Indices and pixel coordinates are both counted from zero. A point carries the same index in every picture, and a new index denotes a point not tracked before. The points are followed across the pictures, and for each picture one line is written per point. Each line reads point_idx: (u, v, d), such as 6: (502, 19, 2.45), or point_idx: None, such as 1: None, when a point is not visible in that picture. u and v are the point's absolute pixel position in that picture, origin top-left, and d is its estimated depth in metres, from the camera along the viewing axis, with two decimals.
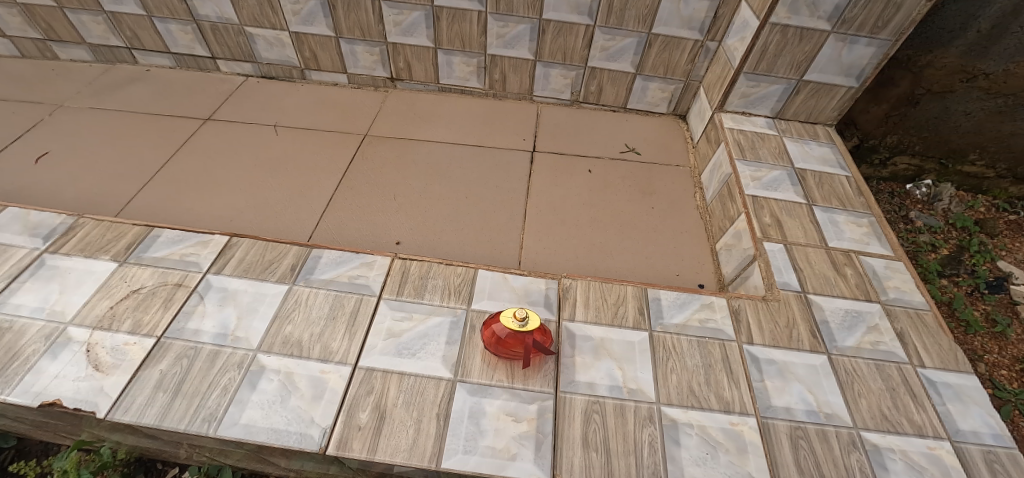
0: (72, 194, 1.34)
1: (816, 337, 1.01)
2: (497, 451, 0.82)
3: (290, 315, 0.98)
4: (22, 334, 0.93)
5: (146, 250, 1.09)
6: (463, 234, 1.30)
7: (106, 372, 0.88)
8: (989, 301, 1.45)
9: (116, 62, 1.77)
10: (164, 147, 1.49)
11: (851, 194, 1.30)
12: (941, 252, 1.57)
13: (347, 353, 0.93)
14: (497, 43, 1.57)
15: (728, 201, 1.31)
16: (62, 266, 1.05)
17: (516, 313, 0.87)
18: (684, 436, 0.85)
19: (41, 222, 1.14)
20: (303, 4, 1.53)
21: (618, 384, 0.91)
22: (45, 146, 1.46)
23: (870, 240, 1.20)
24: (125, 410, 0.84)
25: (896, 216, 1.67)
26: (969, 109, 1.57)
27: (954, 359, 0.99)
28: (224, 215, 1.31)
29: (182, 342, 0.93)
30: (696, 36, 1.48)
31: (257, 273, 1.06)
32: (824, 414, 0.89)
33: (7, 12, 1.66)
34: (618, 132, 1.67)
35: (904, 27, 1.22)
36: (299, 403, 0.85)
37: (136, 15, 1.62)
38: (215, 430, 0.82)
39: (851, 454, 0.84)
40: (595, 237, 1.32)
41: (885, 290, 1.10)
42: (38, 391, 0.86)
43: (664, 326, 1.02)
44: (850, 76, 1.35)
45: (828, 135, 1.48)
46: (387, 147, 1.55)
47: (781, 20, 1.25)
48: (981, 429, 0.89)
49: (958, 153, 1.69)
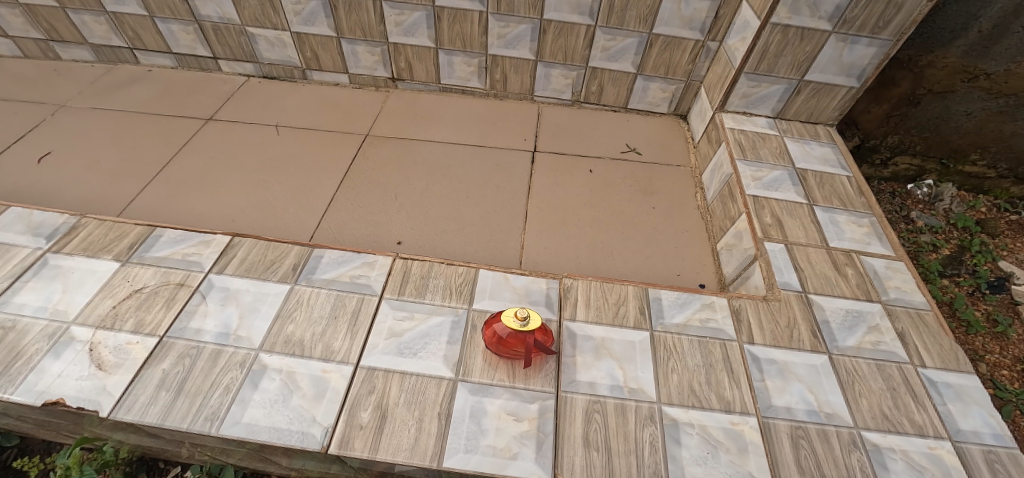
0: (74, 194, 1.34)
1: (817, 336, 1.01)
2: (498, 450, 0.82)
3: (292, 315, 0.98)
4: (25, 334, 0.93)
5: (148, 250, 1.09)
6: (464, 234, 1.31)
7: (109, 371, 0.89)
8: (990, 301, 1.44)
9: (118, 62, 1.78)
10: (165, 147, 1.49)
11: (852, 194, 1.30)
12: (942, 252, 1.57)
13: (348, 353, 0.93)
14: (498, 43, 1.57)
15: (728, 201, 1.31)
16: (65, 265, 1.05)
17: (517, 312, 0.87)
18: (684, 436, 0.85)
19: (43, 222, 1.14)
20: (305, 4, 1.54)
21: (619, 384, 0.91)
22: (47, 146, 1.47)
23: (871, 240, 1.20)
24: (128, 409, 0.84)
25: (897, 216, 1.67)
26: (970, 109, 1.57)
27: (955, 359, 0.99)
28: (226, 215, 1.32)
29: (184, 341, 0.93)
30: (697, 36, 1.48)
31: (258, 272, 1.06)
32: (825, 413, 0.89)
33: (10, 12, 1.66)
34: (618, 132, 1.67)
35: (904, 27, 1.22)
36: (300, 403, 0.86)
37: (138, 15, 1.62)
38: (217, 429, 0.82)
39: (852, 454, 0.84)
40: (595, 237, 1.33)
41: (886, 290, 1.10)
42: (41, 390, 0.86)
43: (665, 326, 1.02)
44: (851, 76, 1.35)
45: (829, 135, 1.48)
46: (388, 147, 1.55)
47: (782, 20, 1.25)
48: (981, 429, 0.89)
49: (959, 153, 1.68)
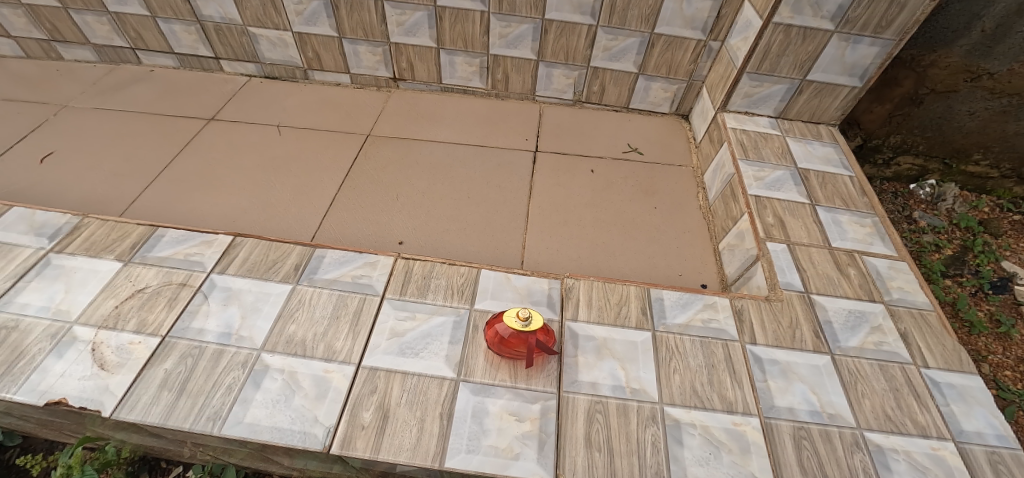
0: (77, 194, 1.34)
1: (820, 337, 1.01)
2: (500, 451, 0.82)
3: (294, 315, 0.98)
4: (28, 333, 0.94)
5: (150, 250, 1.10)
6: (466, 234, 1.31)
7: (111, 370, 0.89)
8: (994, 301, 1.44)
9: (120, 62, 1.78)
10: (167, 147, 1.49)
11: (854, 194, 1.30)
12: (944, 252, 1.56)
13: (350, 353, 0.93)
14: (499, 43, 1.57)
15: (730, 201, 1.31)
16: (67, 265, 1.06)
17: (518, 312, 0.87)
18: (686, 436, 0.85)
19: (46, 221, 1.15)
20: (306, 5, 1.54)
21: (621, 384, 0.91)
22: (50, 146, 1.47)
23: (873, 240, 1.20)
24: (131, 408, 0.84)
25: (899, 216, 1.67)
26: (973, 108, 1.57)
27: (958, 360, 0.99)
28: (227, 215, 1.32)
29: (186, 341, 0.93)
30: (699, 36, 1.48)
31: (261, 272, 1.06)
32: (828, 414, 0.89)
33: (12, 12, 1.67)
34: (620, 132, 1.67)
35: (907, 27, 1.21)
36: (302, 403, 0.86)
37: (140, 15, 1.62)
38: (219, 429, 0.82)
39: (855, 455, 0.84)
40: (597, 237, 1.33)
41: (889, 291, 1.09)
42: (44, 389, 0.86)
43: (667, 326, 1.02)
44: (853, 76, 1.35)
45: (831, 135, 1.47)
46: (390, 147, 1.55)
47: (784, 20, 1.25)
48: (985, 430, 0.89)
49: (962, 153, 1.68)
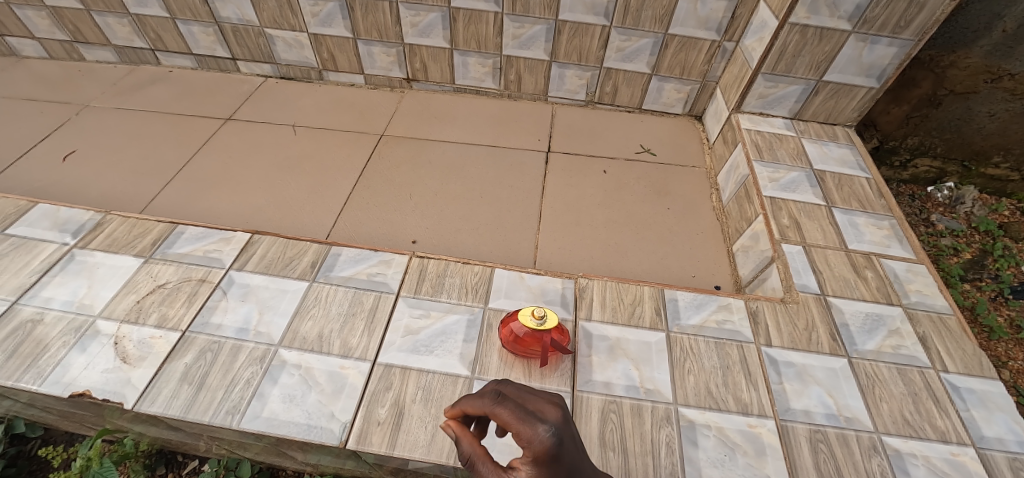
0: (99, 192, 1.37)
1: (836, 339, 1.00)
2: (514, 449, 0.82)
3: (310, 311, 1.00)
4: (53, 327, 0.96)
5: (170, 247, 1.11)
6: (478, 234, 1.31)
7: (133, 364, 0.91)
8: (1014, 307, 1.41)
9: (140, 63, 1.81)
10: (186, 146, 1.52)
11: (871, 196, 1.28)
12: (963, 256, 1.54)
13: (366, 349, 0.94)
14: (513, 44, 1.58)
15: (745, 202, 1.30)
16: (91, 260, 1.08)
17: (534, 311, 0.88)
18: (701, 437, 0.84)
19: (70, 218, 1.17)
20: (323, 6, 1.56)
21: (635, 384, 0.91)
22: (73, 145, 1.50)
23: (891, 242, 1.18)
24: (152, 401, 0.86)
25: (917, 219, 1.65)
26: (992, 110, 1.54)
27: (978, 365, 0.97)
28: (243, 213, 1.34)
29: (206, 336, 0.95)
30: (713, 36, 1.48)
31: (277, 270, 1.07)
32: (844, 417, 0.88)
33: (36, 14, 1.70)
34: (632, 132, 1.66)
35: (927, 26, 1.20)
36: (319, 398, 0.87)
37: (160, 17, 1.66)
38: (238, 423, 0.83)
39: (873, 459, 0.83)
40: (610, 238, 1.32)
41: (907, 293, 1.08)
42: (68, 381, 0.88)
43: (681, 327, 1.01)
44: (871, 76, 1.33)
45: (847, 136, 1.46)
46: (403, 147, 1.56)
47: (800, 20, 1.25)
48: (1006, 436, 0.87)
49: (981, 155, 1.65)
